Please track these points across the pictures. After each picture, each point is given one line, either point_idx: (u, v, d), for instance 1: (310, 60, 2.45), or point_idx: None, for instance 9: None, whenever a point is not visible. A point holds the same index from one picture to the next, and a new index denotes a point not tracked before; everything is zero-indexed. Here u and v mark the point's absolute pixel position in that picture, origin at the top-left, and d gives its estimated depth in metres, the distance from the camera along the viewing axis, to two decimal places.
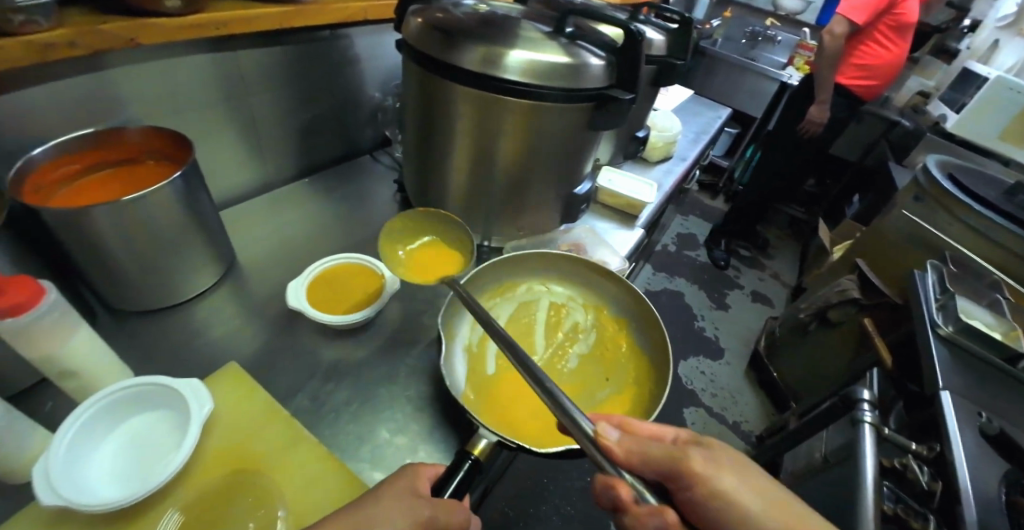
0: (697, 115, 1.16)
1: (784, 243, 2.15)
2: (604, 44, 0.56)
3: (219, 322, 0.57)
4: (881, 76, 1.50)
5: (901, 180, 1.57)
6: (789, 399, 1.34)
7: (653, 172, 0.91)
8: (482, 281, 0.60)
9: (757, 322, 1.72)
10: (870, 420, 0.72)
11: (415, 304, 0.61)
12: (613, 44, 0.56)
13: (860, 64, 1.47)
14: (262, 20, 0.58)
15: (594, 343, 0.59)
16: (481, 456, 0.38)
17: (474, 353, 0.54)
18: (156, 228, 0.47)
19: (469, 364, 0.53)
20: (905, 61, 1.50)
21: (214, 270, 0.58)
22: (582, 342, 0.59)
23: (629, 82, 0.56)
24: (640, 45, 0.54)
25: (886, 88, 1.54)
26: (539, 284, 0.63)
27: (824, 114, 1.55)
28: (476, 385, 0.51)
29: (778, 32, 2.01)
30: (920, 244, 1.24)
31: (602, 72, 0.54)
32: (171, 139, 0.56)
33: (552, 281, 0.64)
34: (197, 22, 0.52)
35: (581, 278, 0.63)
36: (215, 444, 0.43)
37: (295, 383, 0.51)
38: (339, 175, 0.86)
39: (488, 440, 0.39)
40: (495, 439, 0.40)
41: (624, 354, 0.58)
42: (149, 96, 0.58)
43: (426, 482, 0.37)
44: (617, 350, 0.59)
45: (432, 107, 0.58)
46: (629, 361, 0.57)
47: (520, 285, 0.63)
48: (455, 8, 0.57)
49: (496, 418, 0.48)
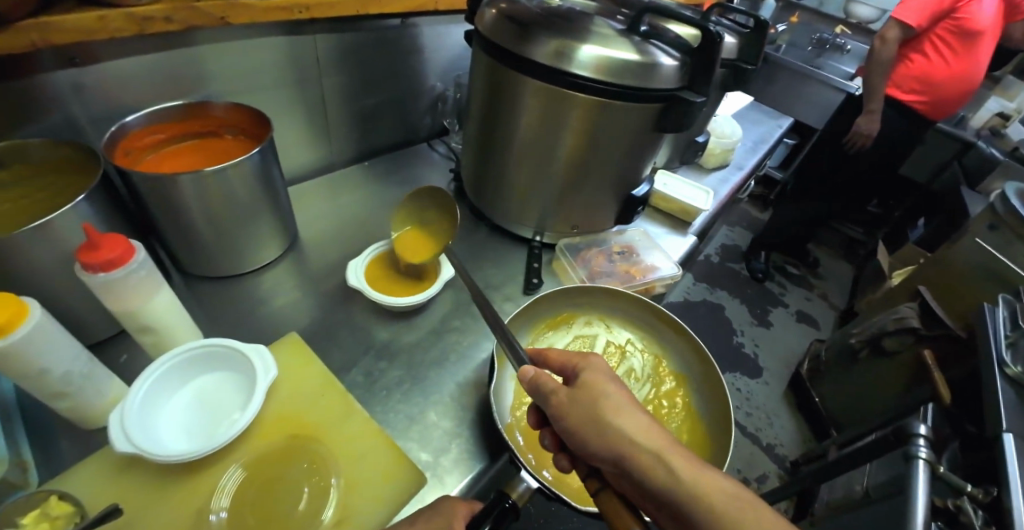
0: (758, 123, 1.12)
1: (834, 263, 2.05)
2: (679, 44, 0.54)
3: (280, 294, 0.59)
4: (941, 87, 1.37)
5: (974, 206, 1.47)
6: (829, 427, 1.29)
7: (709, 179, 0.89)
8: (541, 307, 0.60)
9: (800, 343, 1.65)
10: (926, 456, 0.66)
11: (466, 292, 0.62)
12: (689, 44, 0.54)
13: (915, 74, 1.37)
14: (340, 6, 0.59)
15: (649, 393, 0.57)
16: (520, 500, 0.39)
17: None
18: (233, 199, 0.49)
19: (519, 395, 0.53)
20: (977, 72, 1.36)
21: (279, 243, 0.61)
22: (636, 387, 0.58)
23: (701, 84, 0.54)
24: (719, 46, 0.51)
25: (948, 100, 1.41)
26: (598, 319, 0.62)
27: (871, 126, 1.46)
28: (523, 418, 0.51)
29: (848, 41, 1.91)
30: (992, 277, 1.15)
31: (674, 72, 0.52)
32: (249, 117, 0.58)
33: (614, 320, 0.62)
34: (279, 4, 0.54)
35: (645, 324, 0.61)
36: (274, 409, 0.45)
37: (349, 358, 0.52)
38: (396, 161, 0.88)
39: (527, 486, 0.39)
40: (534, 486, 0.40)
41: (678, 413, 0.56)
42: (231, 73, 0.61)
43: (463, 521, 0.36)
44: (671, 406, 0.57)
45: (499, 99, 0.59)
46: (682, 421, 0.55)
47: (579, 318, 0.62)
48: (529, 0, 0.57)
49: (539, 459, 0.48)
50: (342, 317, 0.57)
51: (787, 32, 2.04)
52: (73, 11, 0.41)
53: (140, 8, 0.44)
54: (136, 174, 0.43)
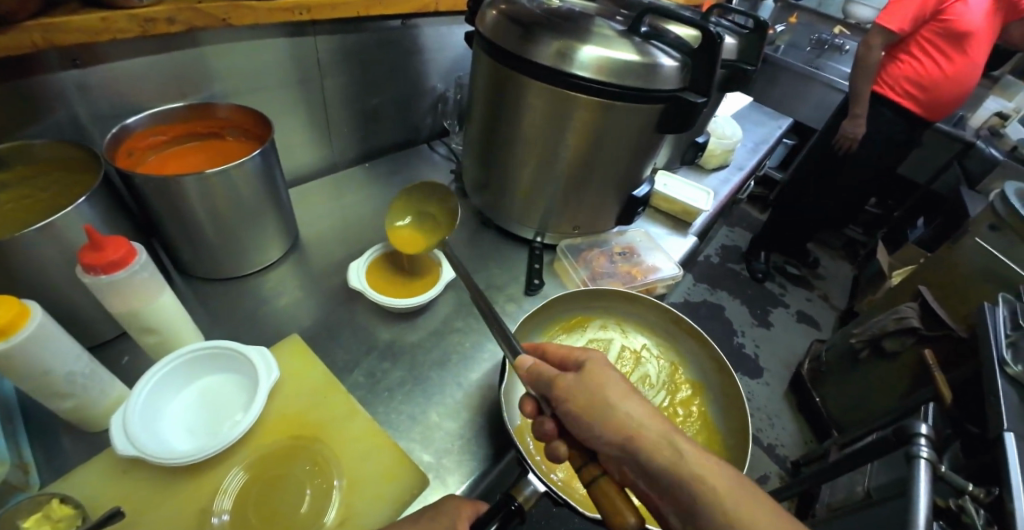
0: (759, 124, 1.12)
1: (834, 263, 2.06)
2: (680, 45, 0.54)
3: (282, 295, 0.59)
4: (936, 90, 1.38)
5: (974, 207, 1.47)
6: (830, 428, 1.29)
7: (709, 180, 0.89)
8: (554, 309, 0.60)
9: (801, 344, 1.65)
10: (927, 456, 0.66)
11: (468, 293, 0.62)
12: (690, 46, 0.54)
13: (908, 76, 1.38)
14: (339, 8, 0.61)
15: (664, 400, 0.57)
16: (526, 504, 0.38)
17: None
18: (235, 200, 0.49)
19: None
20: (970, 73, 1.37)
21: (281, 244, 0.61)
22: (650, 393, 0.57)
23: (702, 85, 0.54)
24: (719, 47, 0.51)
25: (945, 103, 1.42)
26: (614, 324, 0.62)
27: (857, 129, 1.47)
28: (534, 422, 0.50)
29: (847, 42, 1.91)
30: (993, 278, 1.15)
31: (675, 73, 0.52)
32: (253, 120, 0.57)
33: (629, 326, 0.63)
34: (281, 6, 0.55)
35: (661, 330, 0.62)
36: (277, 411, 0.45)
37: (351, 360, 0.52)
38: (397, 162, 0.88)
39: (534, 489, 0.39)
40: (541, 490, 0.39)
41: (693, 422, 0.55)
42: (232, 74, 0.61)
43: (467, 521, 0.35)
44: (686, 415, 0.56)
45: (501, 100, 0.59)
46: (698, 430, 0.54)
47: (595, 322, 0.62)
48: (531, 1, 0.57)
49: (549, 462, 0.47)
50: (344, 318, 0.57)
51: (787, 33, 2.05)
52: (79, 13, 0.42)
53: (143, 9, 0.46)
54: (138, 175, 0.43)
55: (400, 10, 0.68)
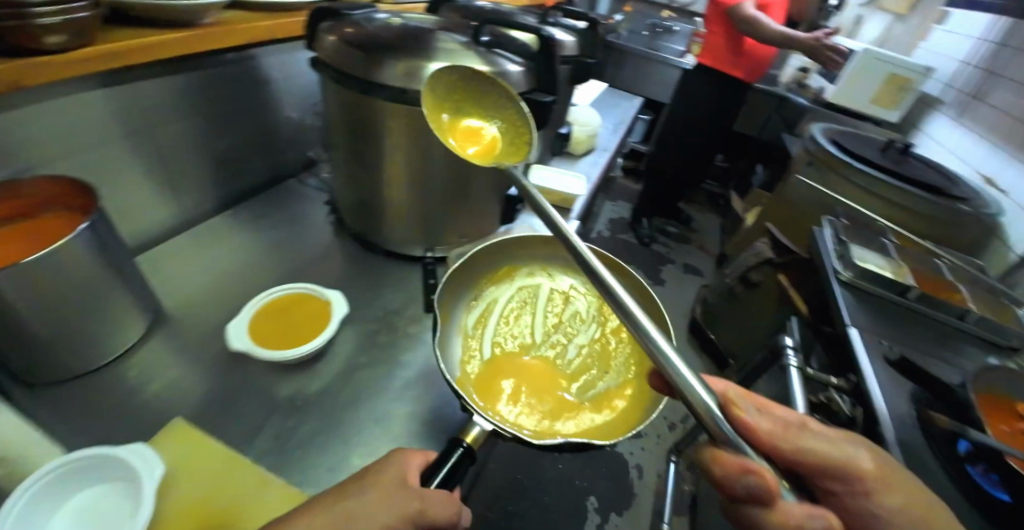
0: (614, 107, 1.24)
1: (705, 216, 2.35)
2: (521, 51, 0.58)
3: (154, 377, 0.52)
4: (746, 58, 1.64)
5: (794, 148, 1.78)
6: (726, 358, 1.47)
7: (579, 165, 0.97)
8: (481, 261, 0.59)
9: (692, 292, 1.86)
10: (795, 363, 0.80)
11: (370, 324, 0.61)
12: (530, 50, 0.58)
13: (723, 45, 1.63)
14: (160, 51, 0.54)
15: (594, 333, 0.58)
16: (475, 443, 0.38)
17: (469, 337, 0.55)
18: (67, 286, 0.43)
19: (464, 346, 0.54)
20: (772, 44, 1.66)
21: (140, 321, 0.54)
22: (581, 329, 0.59)
23: (548, 85, 0.59)
24: (553, 47, 0.57)
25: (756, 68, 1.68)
26: (541, 269, 0.63)
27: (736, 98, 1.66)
28: (472, 371, 0.51)
29: (675, 23, 2.18)
30: (816, 204, 1.41)
31: (522, 77, 0.56)
32: (76, 188, 0.50)
33: (557, 269, 0.63)
34: (86, 56, 0.47)
35: None
36: (173, 507, 0.40)
37: (252, 427, 0.48)
38: (267, 203, 0.82)
39: (481, 428, 0.39)
40: (489, 427, 0.39)
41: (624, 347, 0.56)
42: (39, 138, 0.52)
43: (414, 474, 0.35)
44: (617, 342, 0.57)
45: (361, 125, 0.58)
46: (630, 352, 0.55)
47: (521, 270, 0.63)
48: (370, 24, 0.57)
49: (492, 404, 0.47)
50: (237, 384, 0.52)
51: (626, 20, 2.27)
52: None
53: None
54: None
55: (232, 41, 0.64)
